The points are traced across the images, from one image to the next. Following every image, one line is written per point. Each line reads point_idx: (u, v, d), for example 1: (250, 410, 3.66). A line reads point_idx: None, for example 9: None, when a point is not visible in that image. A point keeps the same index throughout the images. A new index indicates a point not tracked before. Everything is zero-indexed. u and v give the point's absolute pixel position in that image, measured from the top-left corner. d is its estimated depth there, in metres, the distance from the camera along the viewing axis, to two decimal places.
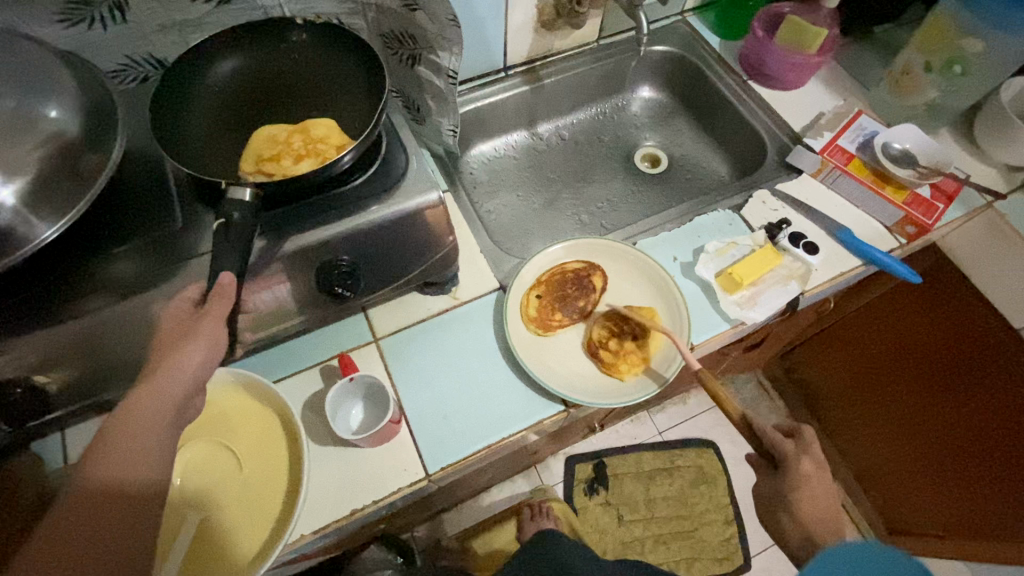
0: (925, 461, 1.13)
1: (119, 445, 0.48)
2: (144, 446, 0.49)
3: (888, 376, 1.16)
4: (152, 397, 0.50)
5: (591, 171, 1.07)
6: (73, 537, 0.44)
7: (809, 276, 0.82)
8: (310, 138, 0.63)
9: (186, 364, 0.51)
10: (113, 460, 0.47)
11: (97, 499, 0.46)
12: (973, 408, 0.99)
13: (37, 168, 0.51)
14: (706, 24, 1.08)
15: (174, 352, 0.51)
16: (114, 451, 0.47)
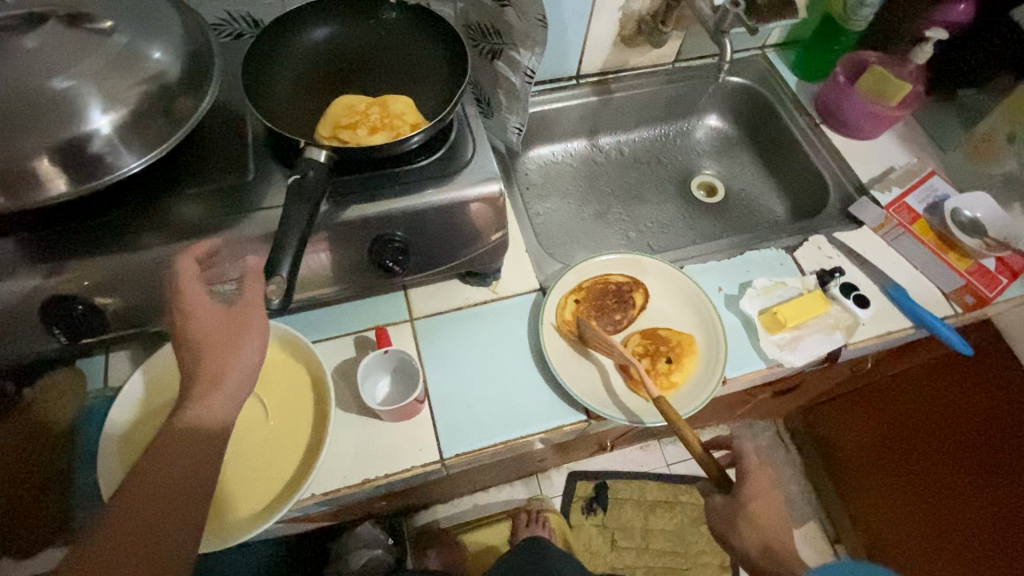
0: (939, 540, 1.08)
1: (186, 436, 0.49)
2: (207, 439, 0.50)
3: (917, 447, 1.11)
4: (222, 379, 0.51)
5: (645, 190, 1.06)
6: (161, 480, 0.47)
7: (856, 329, 0.80)
8: (387, 113, 0.64)
9: (250, 349, 0.53)
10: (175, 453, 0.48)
11: (160, 491, 0.47)
12: (1008, 494, 0.95)
13: (136, 103, 0.54)
14: (786, 62, 1.07)
15: (238, 336, 0.52)
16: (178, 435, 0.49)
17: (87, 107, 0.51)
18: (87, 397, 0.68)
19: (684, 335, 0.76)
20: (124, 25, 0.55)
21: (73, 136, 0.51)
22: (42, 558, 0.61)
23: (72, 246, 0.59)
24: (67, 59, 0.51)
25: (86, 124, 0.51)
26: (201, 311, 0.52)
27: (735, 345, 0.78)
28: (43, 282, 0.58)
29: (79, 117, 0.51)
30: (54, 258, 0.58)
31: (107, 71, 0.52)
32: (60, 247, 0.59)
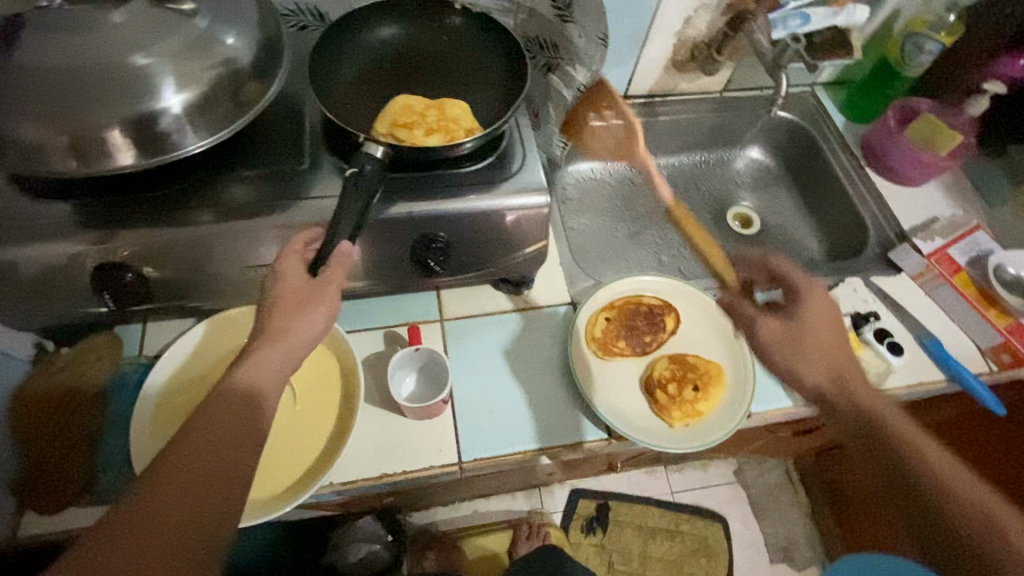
0: None
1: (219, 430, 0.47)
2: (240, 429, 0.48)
3: None
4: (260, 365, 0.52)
5: (680, 214, 1.06)
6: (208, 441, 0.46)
7: (889, 377, 0.78)
8: (444, 115, 0.65)
9: (311, 325, 0.54)
10: (207, 450, 0.46)
11: (205, 464, 0.45)
12: None
13: (207, 85, 0.55)
14: (835, 101, 1.06)
15: (303, 309, 0.54)
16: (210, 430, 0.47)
17: (161, 85, 0.53)
18: (122, 362, 0.70)
19: (713, 364, 0.75)
20: (205, 8, 0.56)
21: (145, 110, 0.52)
22: (66, 515, 0.63)
23: (129, 216, 0.61)
24: (149, 36, 0.52)
25: (158, 100, 0.53)
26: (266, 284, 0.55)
27: (763, 380, 0.77)
28: (97, 247, 0.59)
29: (153, 94, 0.52)
30: (111, 225, 0.60)
31: (185, 52, 0.54)
32: (118, 215, 0.60)
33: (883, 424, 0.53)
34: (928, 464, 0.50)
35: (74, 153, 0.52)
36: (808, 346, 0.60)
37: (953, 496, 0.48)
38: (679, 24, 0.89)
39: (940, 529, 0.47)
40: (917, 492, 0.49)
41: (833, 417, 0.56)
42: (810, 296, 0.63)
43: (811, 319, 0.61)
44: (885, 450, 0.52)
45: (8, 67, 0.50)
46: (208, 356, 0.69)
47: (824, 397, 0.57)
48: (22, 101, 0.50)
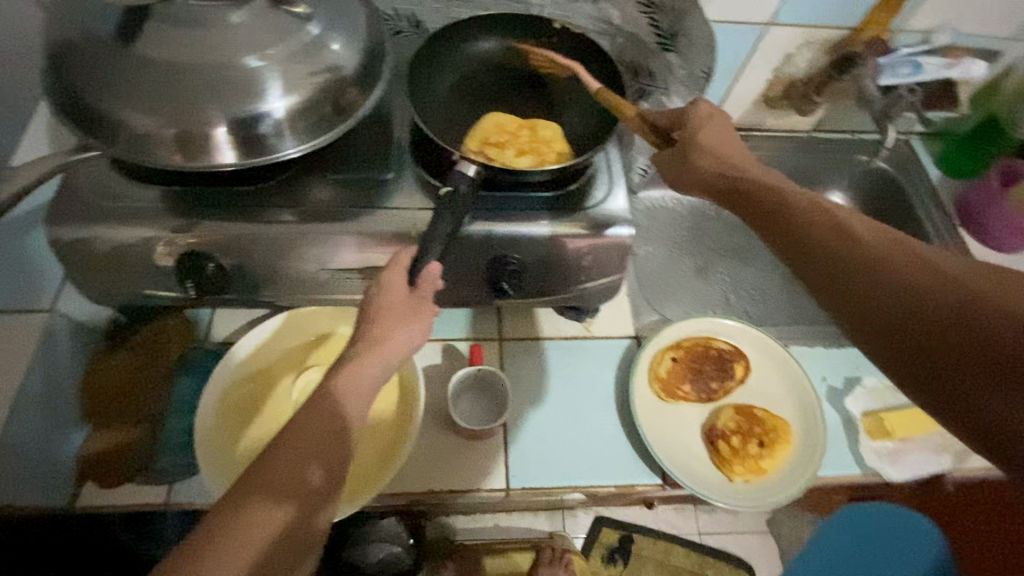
0: None
1: (274, 508, 0.42)
2: (296, 493, 0.43)
3: None
4: (348, 383, 0.48)
5: (750, 252, 1.02)
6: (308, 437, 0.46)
7: (967, 455, 0.75)
8: (536, 137, 0.65)
9: (410, 336, 0.52)
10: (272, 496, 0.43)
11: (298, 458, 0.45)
12: None
13: (312, 90, 0.55)
14: (930, 152, 1.01)
15: (405, 322, 0.52)
16: (262, 512, 0.42)
17: (269, 89, 0.53)
18: (189, 346, 0.71)
19: (780, 420, 0.72)
20: (318, 14, 0.57)
21: (250, 112, 0.53)
22: (122, 491, 0.63)
23: (216, 208, 0.62)
24: (264, 39, 0.53)
25: (264, 104, 0.53)
26: (375, 295, 0.53)
27: (831, 443, 0.73)
28: (183, 236, 0.60)
29: (259, 96, 0.53)
30: (198, 216, 0.61)
31: (294, 57, 0.54)
32: (206, 206, 0.61)
33: (867, 235, 0.42)
34: (874, 229, 0.43)
35: (178, 148, 0.53)
36: (694, 146, 0.58)
37: (948, 275, 0.38)
38: (777, 59, 0.88)
39: (929, 319, 0.38)
40: (890, 255, 0.41)
41: (771, 241, 0.48)
42: (696, 113, 0.60)
43: (725, 150, 0.57)
44: (831, 254, 0.43)
45: (127, 57, 0.51)
46: (272, 351, 0.69)
47: (757, 209, 0.50)
48: (136, 91, 0.51)
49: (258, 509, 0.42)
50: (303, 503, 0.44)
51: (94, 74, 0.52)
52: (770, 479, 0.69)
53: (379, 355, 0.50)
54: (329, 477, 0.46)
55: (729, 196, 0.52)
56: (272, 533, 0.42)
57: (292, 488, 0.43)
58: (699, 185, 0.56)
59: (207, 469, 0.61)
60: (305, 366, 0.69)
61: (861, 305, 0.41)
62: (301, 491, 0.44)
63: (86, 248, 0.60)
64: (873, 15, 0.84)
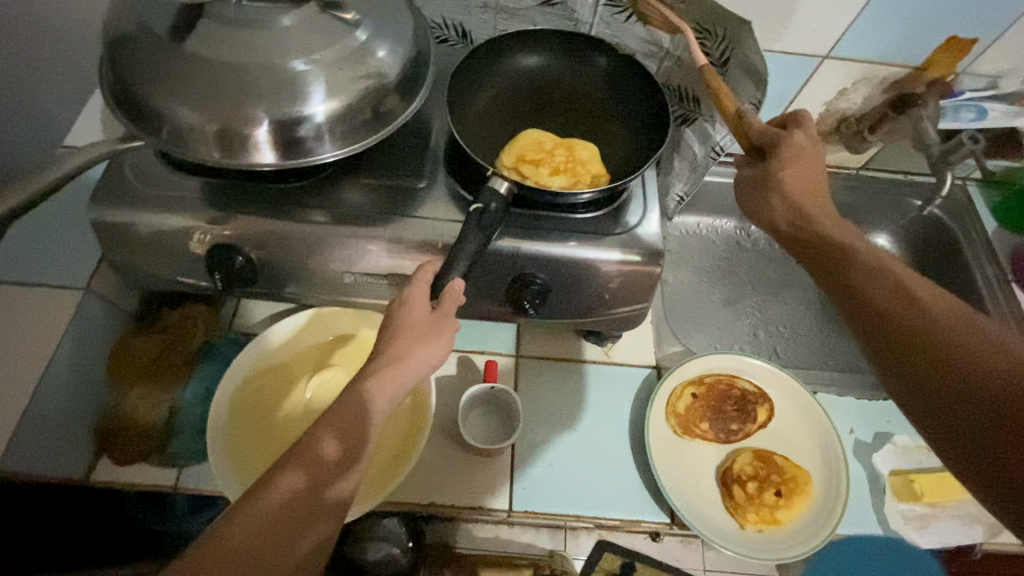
0: None
1: (288, 478, 0.46)
2: (310, 465, 0.47)
3: None
4: (373, 385, 0.50)
5: (785, 287, 0.98)
6: (335, 420, 0.49)
7: (1002, 531, 0.70)
8: (572, 158, 0.64)
9: (433, 349, 0.53)
10: (300, 467, 0.46)
11: (322, 437, 0.48)
12: None
13: (354, 96, 0.55)
14: (988, 200, 0.96)
15: (428, 336, 0.53)
16: (277, 481, 0.45)
17: (312, 93, 0.53)
18: (213, 334, 0.73)
19: (803, 470, 0.68)
20: (367, 21, 0.57)
21: (292, 115, 0.53)
22: (138, 468, 0.65)
23: (249, 202, 0.63)
24: (312, 43, 0.53)
25: (306, 107, 0.53)
26: (403, 305, 0.54)
27: (854, 500, 0.69)
28: (215, 229, 0.61)
29: (302, 99, 0.53)
30: (230, 209, 0.62)
31: (341, 63, 0.54)
32: (239, 200, 0.62)
33: (925, 298, 0.45)
34: (931, 296, 0.46)
35: (219, 145, 0.54)
36: (771, 181, 0.57)
37: (995, 345, 0.41)
38: (831, 93, 0.85)
39: (953, 378, 0.41)
40: (947, 322, 0.44)
41: (834, 292, 0.50)
42: (793, 141, 0.57)
43: (798, 190, 0.56)
44: (888, 312, 0.46)
45: (180, 53, 0.52)
46: (294, 346, 0.70)
47: (823, 258, 0.52)
48: (185, 86, 0.52)
49: (275, 478, 0.46)
50: (317, 472, 0.47)
51: (146, 66, 0.53)
52: (786, 529, 0.66)
53: (403, 362, 0.51)
54: (344, 452, 0.48)
55: (804, 245, 0.54)
56: (286, 498, 0.45)
57: (306, 461, 0.47)
58: (769, 226, 0.57)
59: (219, 456, 0.61)
60: (323, 365, 0.70)
61: (907, 355, 0.44)
62: (315, 462, 0.47)
63: (126, 231, 0.62)
64: (938, 56, 0.80)
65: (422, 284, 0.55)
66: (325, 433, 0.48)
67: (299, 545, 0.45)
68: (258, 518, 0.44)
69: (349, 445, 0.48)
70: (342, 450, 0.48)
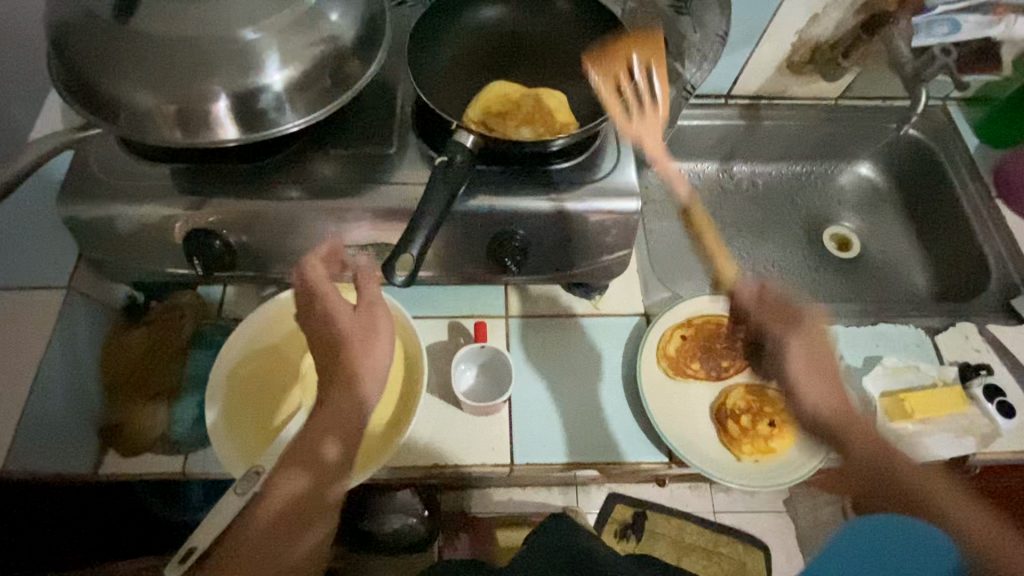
0: None
1: (304, 479, 0.55)
2: (315, 467, 0.55)
3: None
4: (358, 370, 0.58)
5: (771, 228, 0.98)
6: (324, 424, 0.56)
7: (994, 440, 0.71)
8: (540, 107, 0.63)
9: (384, 344, 0.60)
10: (303, 466, 0.55)
11: (316, 439, 0.56)
12: None
13: (309, 63, 0.54)
14: (969, 118, 0.95)
15: (374, 332, 0.60)
16: (281, 484, 0.54)
17: (266, 62, 0.52)
18: (202, 323, 0.73)
19: None
20: None
21: (249, 86, 0.52)
22: (143, 458, 0.66)
23: (221, 186, 0.62)
24: (259, 11, 0.52)
25: (262, 77, 0.52)
26: (350, 306, 0.61)
27: (847, 424, 0.71)
28: (190, 215, 0.61)
29: (257, 69, 0.52)
30: (202, 194, 0.61)
31: (291, 29, 0.53)
32: (210, 184, 0.62)
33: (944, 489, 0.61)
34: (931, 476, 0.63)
35: (179, 124, 0.53)
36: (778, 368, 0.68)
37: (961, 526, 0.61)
38: (801, 21, 0.84)
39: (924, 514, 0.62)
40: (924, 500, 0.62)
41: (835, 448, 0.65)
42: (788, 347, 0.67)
43: (812, 372, 0.67)
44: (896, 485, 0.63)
45: (128, 33, 0.51)
46: (282, 325, 0.70)
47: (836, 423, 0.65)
48: (136, 66, 0.51)
49: (277, 482, 0.54)
50: (318, 473, 0.55)
51: (96, 52, 0.52)
52: (777, 459, 0.68)
53: (366, 357, 0.59)
54: (341, 450, 0.56)
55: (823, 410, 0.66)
56: (291, 498, 0.54)
57: (309, 462, 0.55)
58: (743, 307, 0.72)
59: (219, 435, 0.62)
60: (313, 343, 0.70)
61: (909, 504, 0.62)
62: (316, 463, 0.55)
63: (100, 224, 0.62)
64: None
65: (373, 287, 0.62)
66: (318, 434, 0.56)
67: (310, 533, 0.55)
68: (269, 516, 0.53)
69: (344, 433, 0.57)
70: (343, 445, 0.56)
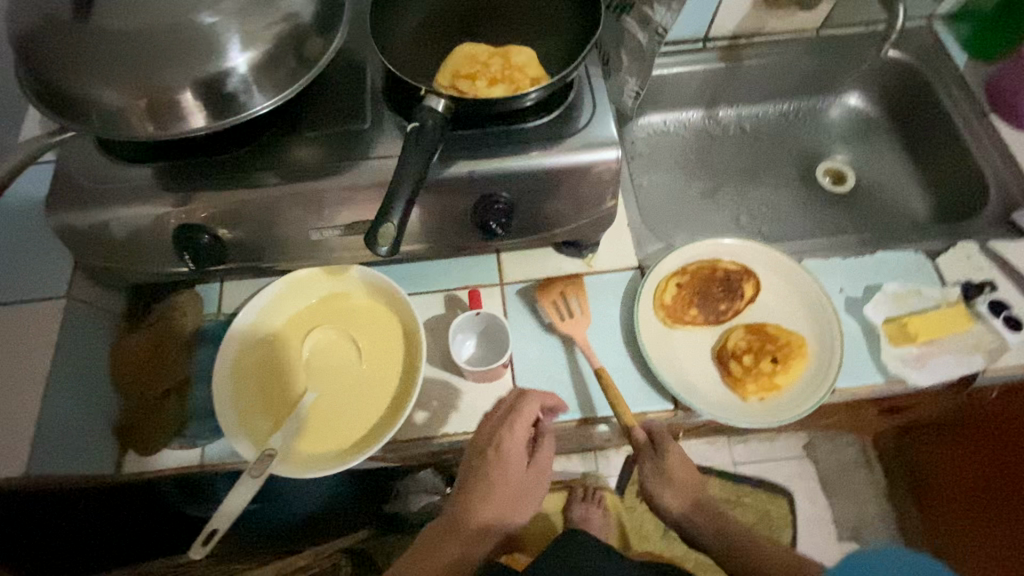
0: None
1: (485, 516, 0.57)
2: (489, 505, 0.58)
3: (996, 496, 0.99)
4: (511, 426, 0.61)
5: (763, 170, 0.96)
6: (498, 474, 0.59)
7: (1001, 355, 0.70)
8: (508, 64, 0.63)
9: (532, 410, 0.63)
10: (488, 513, 0.58)
11: (496, 494, 0.59)
12: None
13: (271, 42, 0.54)
14: (956, 35, 0.93)
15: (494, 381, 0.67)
16: (465, 524, 0.57)
17: (228, 45, 0.52)
18: (203, 319, 0.75)
19: (795, 336, 0.70)
20: None
21: (213, 72, 0.52)
22: (162, 454, 0.68)
23: (202, 179, 0.62)
24: None
25: (225, 61, 0.52)
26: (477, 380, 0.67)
27: (851, 354, 0.70)
28: (175, 211, 0.62)
29: (220, 54, 0.52)
30: (185, 189, 0.62)
31: (249, 10, 0.53)
32: (191, 179, 0.62)
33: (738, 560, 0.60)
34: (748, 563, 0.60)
35: (150, 117, 0.53)
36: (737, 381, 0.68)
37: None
38: None
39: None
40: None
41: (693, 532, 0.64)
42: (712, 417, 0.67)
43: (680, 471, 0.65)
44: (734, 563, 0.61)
45: (88, 30, 0.51)
46: (280, 313, 0.71)
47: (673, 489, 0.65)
48: (99, 63, 0.51)
49: (487, 532, 0.58)
50: (470, 503, 0.58)
51: (58, 53, 0.52)
52: (783, 398, 0.67)
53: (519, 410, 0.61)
54: (506, 489, 0.59)
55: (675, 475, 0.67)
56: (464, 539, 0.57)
57: (478, 498, 0.58)
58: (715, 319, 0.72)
59: (230, 423, 0.64)
60: (312, 326, 0.71)
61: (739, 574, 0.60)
62: (473, 495, 0.59)
63: (88, 230, 0.62)
64: None
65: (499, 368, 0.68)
66: (477, 477, 0.59)
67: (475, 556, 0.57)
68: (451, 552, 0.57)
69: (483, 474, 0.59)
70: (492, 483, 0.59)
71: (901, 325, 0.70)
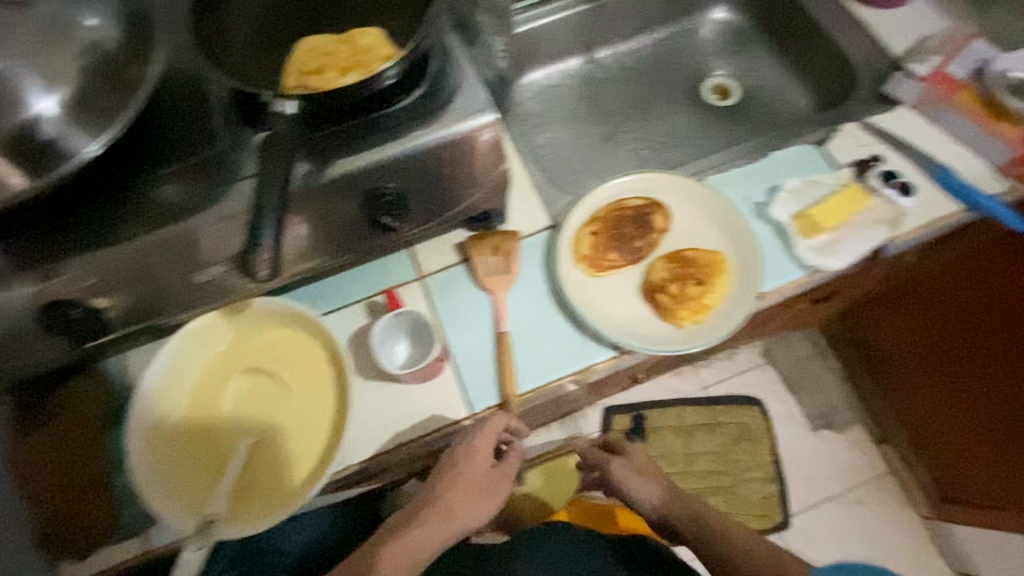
0: (964, 429, 1.03)
1: (462, 514, 0.62)
2: (460, 508, 0.62)
3: (945, 351, 1.02)
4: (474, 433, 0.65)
5: (654, 102, 0.96)
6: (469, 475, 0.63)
7: (899, 222, 0.73)
8: (356, 49, 0.59)
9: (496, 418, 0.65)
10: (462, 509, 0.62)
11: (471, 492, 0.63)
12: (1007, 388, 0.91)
13: (78, 78, 0.51)
14: None
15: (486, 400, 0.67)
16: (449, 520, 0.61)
17: (25, 92, 0.48)
18: (111, 401, 0.68)
19: (712, 254, 0.70)
20: None
21: (19, 123, 0.48)
22: (100, 554, 0.63)
23: (61, 249, 0.55)
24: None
25: (28, 109, 0.48)
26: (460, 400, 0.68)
27: (768, 257, 0.72)
28: (39, 290, 0.55)
29: (21, 103, 0.48)
30: (44, 263, 0.55)
31: (39, 48, 0.49)
32: (47, 250, 0.55)
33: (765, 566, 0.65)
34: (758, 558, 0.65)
35: None
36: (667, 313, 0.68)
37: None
38: None
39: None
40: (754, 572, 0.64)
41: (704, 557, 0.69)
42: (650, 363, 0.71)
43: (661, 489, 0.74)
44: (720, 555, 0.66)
45: None
46: (188, 370, 0.65)
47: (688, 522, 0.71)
48: None
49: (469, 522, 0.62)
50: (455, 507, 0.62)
51: None
52: (713, 316, 0.68)
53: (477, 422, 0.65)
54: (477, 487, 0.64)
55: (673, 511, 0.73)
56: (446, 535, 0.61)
57: (456, 502, 0.62)
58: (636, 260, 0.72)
59: (162, 500, 0.59)
60: (228, 374, 0.65)
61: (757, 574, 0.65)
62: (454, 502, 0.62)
63: None
64: None
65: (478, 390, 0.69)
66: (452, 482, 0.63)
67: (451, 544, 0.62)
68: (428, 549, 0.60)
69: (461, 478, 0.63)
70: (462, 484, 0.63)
71: (805, 219, 0.72)
